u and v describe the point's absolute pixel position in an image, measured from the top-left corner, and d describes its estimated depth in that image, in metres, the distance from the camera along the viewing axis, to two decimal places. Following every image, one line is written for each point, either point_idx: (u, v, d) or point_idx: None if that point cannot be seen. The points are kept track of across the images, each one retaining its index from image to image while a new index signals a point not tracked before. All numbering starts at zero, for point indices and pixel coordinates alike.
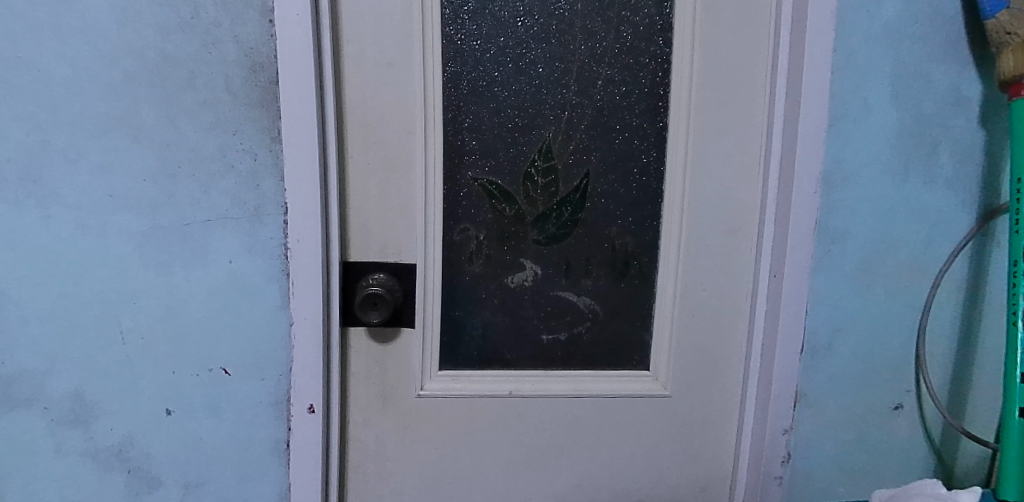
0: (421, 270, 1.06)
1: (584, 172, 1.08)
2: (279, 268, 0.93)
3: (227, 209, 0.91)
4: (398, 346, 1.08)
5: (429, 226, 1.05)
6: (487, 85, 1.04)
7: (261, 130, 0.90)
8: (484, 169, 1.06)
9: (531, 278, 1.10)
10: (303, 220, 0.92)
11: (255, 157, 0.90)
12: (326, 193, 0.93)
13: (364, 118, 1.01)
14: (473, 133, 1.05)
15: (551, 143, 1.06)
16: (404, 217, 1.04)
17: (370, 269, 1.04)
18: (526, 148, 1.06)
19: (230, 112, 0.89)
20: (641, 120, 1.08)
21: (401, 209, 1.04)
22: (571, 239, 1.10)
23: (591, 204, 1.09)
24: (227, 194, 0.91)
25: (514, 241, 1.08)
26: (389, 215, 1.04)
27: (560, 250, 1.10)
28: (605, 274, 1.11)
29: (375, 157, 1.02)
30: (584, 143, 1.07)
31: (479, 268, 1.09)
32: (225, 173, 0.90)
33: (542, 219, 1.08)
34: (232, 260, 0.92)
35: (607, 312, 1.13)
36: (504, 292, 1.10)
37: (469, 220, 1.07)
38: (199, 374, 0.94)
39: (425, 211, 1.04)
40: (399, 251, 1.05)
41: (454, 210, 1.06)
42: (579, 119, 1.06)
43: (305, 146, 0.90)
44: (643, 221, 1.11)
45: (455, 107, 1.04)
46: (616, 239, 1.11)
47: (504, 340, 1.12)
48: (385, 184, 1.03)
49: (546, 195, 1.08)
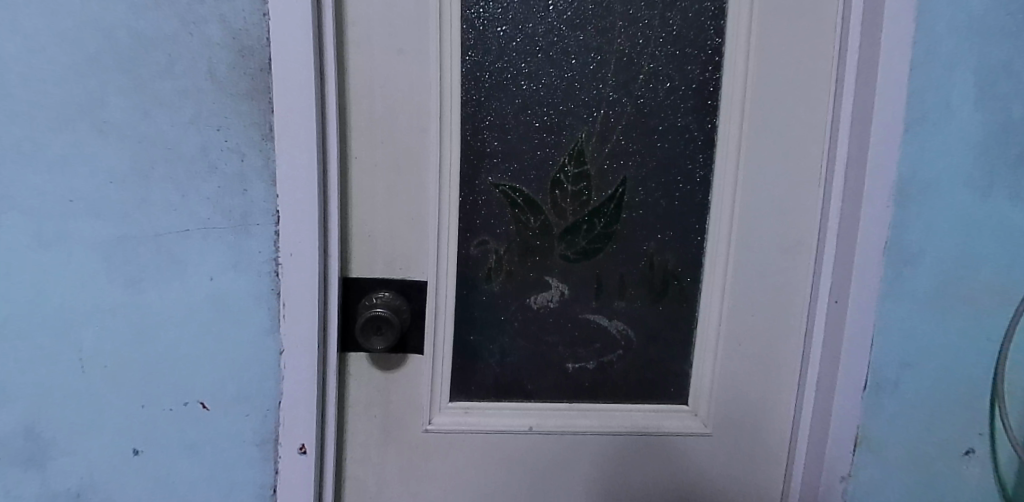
0: (433, 289, 0.92)
1: (620, 179, 0.94)
2: (268, 287, 0.80)
3: (208, 217, 0.78)
4: (405, 374, 0.94)
5: (441, 239, 0.92)
6: (512, 78, 0.90)
7: (249, 125, 0.77)
8: (507, 174, 0.92)
9: (557, 299, 0.97)
10: (296, 232, 0.78)
11: (241, 157, 0.77)
12: (326, 202, 0.80)
13: (371, 114, 0.87)
14: (496, 133, 0.91)
15: (584, 145, 0.93)
16: (415, 228, 0.91)
17: (374, 286, 0.91)
18: (555, 152, 0.93)
19: (213, 102, 0.76)
20: (688, 121, 0.94)
21: (411, 220, 0.91)
22: (604, 254, 0.96)
23: (627, 215, 0.95)
24: (209, 201, 0.77)
25: (538, 256, 0.95)
26: (397, 224, 0.91)
27: (591, 266, 0.96)
28: (641, 295, 0.98)
29: (382, 159, 0.89)
30: (621, 146, 0.93)
31: (498, 287, 0.95)
32: (208, 176, 0.77)
33: (571, 232, 0.95)
34: (213, 278, 0.79)
35: (642, 339, 0.99)
36: (526, 315, 0.97)
37: (488, 232, 0.94)
38: (174, 409, 0.81)
39: (438, 223, 0.91)
40: (407, 267, 0.92)
41: (471, 219, 0.93)
42: (617, 117, 0.93)
43: (303, 146, 0.77)
44: (686, 237, 0.97)
45: (475, 102, 0.90)
46: (656, 256, 0.97)
47: (525, 368, 0.98)
48: (393, 189, 0.89)
49: (577, 205, 0.94)
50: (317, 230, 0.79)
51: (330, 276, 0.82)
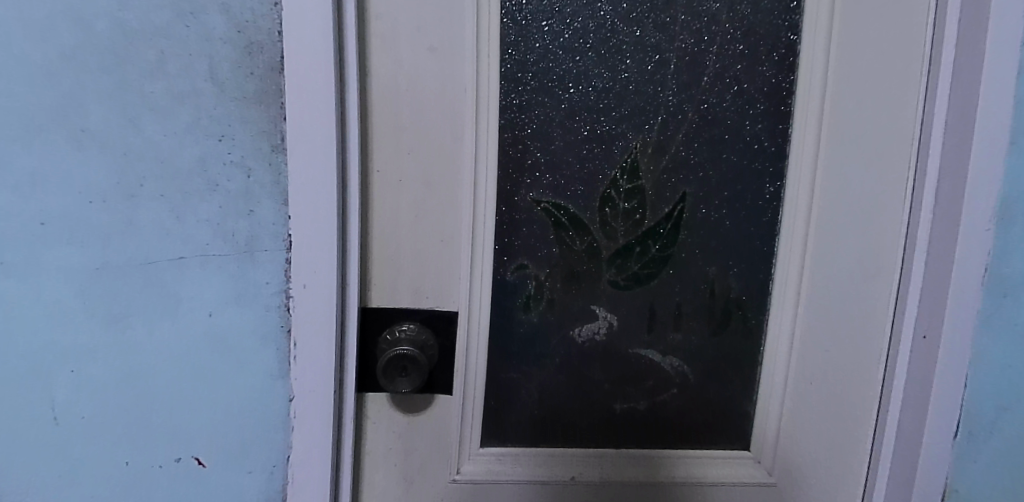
0: (465, 320, 0.81)
1: (679, 195, 0.82)
2: (277, 323, 0.68)
3: (208, 243, 0.66)
4: (431, 417, 0.83)
5: (475, 264, 0.80)
6: (558, 80, 0.78)
7: (257, 134, 0.65)
8: (550, 189, 0.80)
9: (605, 332, 0.85)
10: (311, 260, 0.67)
11: (248, 172, 0.65)
12: (346, 224, 0.68)
13: (397, 120, 0.76)
14: (539, 143, 0.79)
15: (639, 157, 0.81)
16: (446, 252, 0.79)
17: (398, 317, 0.80)
18: (606, 164, 0.81)
19: (215, 107, 0.64)
20: (758, 130, 0.82)
21: (440, 242, 0.79)
22: (659, 281, 0.84)
23: (687, 237, 0.83)
24: (209, 223, 0.65)
25: (584, 283, 0.83)
26: (426, 247, 0.79)
27: (645, 295, 0.84)
28: (699, 327, 0.86)
29: (409, 172, 0.77)
30: (681, 157, 0.81)
31: (538, 318, 0.84)
32: (208, 194, 0.65)
33: (622, 255, 0.83)
34: (213, 313, 0.67)
35: (699, 377, 0.87)
36: (569, 350, 0.85)
37: (528, 255, 0.82)
38: (164, 466, 0.70)
39: (472, 245, 0.79)
40: (436, 295, 0.80)
41: (508, 240, 0.81)
42: (677, 125, 0.80)
43: (320, 160, 0.65)
44: (752, 261, 0.85)
45: (515, 107, 0.78)
46: (717, 282, 0.85)
47: (566, 409, 0.86)
48: (421, 207, 0.78)
49: (630, 224, 0.82)
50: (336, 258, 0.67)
51: (348, 311, 0.70)
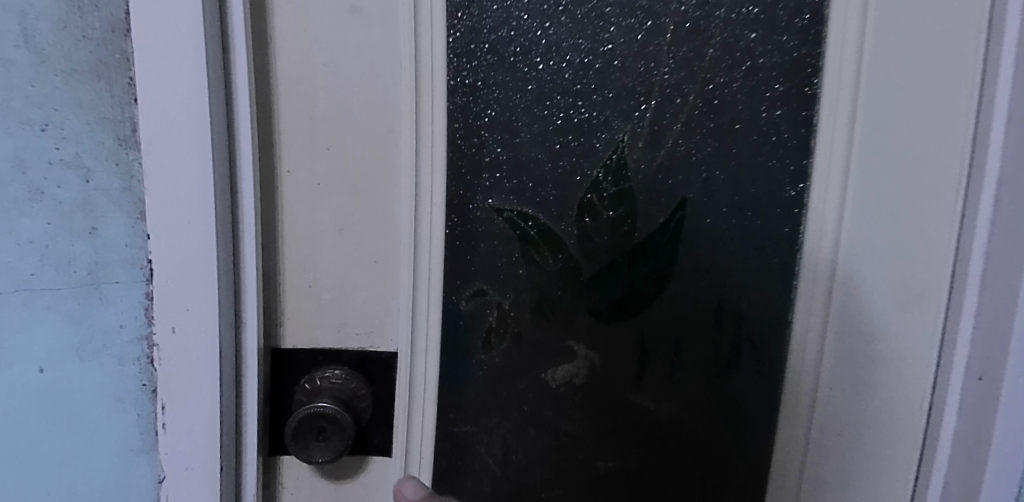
0: (405, 364, 0.63)
1: (677, 199, 0.63)
2: (138, 380, 0.50)
3: (32, 272, 0.47)
4: (369, 478, 0.66)
5: (419, 291, 0.62)
6: (523, 53, 0.60)
7: (96, 123, 0.45)
8: (514, 195, 0.63)
9: (585, 373, 0.67)
10: (178, 298, 0.49)
11: (86, 175, 0.46)
12: (239, 246, 0.51)
13: (311, 107, 0.57)
14: (500, 136, 0.61)
15: (627, 152, 0.62)
16: (381, 276, 0.61)
17: (320, 361, 0.63)
18: (585, 162, 0.62)
19: (31, 84, 0.44)
20: (776, 119, 0.62)
21: (373, 264, 0.61)
22: (650, 309, 0.66)
23: (687, 253, 0.65)
24: (32, 247, 0.47)
25: (557, 313, 0.65)
26: (354, 271, 0.61)
27: (634, 326, 0.66)
28: (700, 368, 0.67)
29: (330, 174, 0.59)
30: (679, 150, 0.63)
31: (502, 356, 0.66)
32: (29, 206, 0.46)
33: (605, 278, 0.65)
34: (45, 369, 0.49)
35: (699, 429, 0.68)
36: (540, 396, 0.67)
37: (487, 277, 0.64)
38: None
39: (413, 268, 0.61)
40: (372, 329, 0.63)
41: (463, 258, 0.64)
42: (674, 111, 0.62)
43: (183, 163, 0.46)
44: (762, 282, 0.65)
45: (467, 89, 0.60)
46: (724, 309, 0.65)
47: (537, 468, 0.69)
48: (346, 220, 0.60)
49: (616, 238, 0.64)
50: (223, 293, 0.49)
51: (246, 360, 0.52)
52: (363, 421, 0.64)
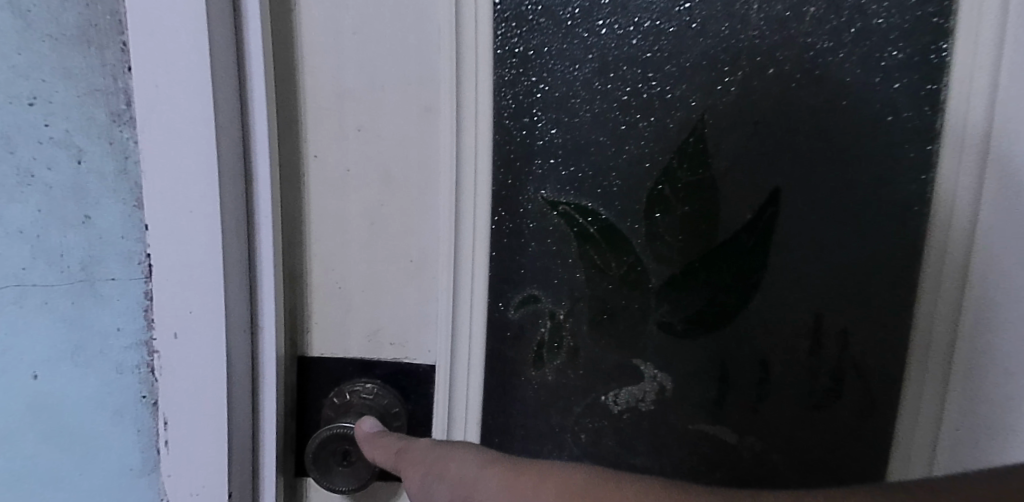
0: (444, 377, 0.55)
1: (768, 193, 0.53)
2: (137, 392, 0.44)
3: (24, 266, 0.42)
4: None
5: (461, 296, 0.53)
6: (582, 15, 0.51)
7: (86, 96, 0.39)
8: (571, 184, 0.53)
9: (655, 399, 0.57)
10: (178, 299, 0.42)
11: (76, 155, 0.40)
12: (253, 241, 0.44)
13: (336, 81, 0.49)
14: (555, 115, 0.52)
15: (709, 137, 0.52)
16: (417, 279, 0.53)
17: (352, 372, 0.55)
18: (655, 147, 0.52)
19: (17, 51, 0.39)
20: (893, 93, 0.50)
21: (408, 264, 0.52)
22: (732, 324, 0.56)
23: (778, 259, 0.54)
24: (22, 236, 0.41)
25: (621, 325, 0.56)
26: (386, 272, 0.52)
27: (713, 345, 0.56)
28: (793, 396, 0.56)
29: (361, 159, 0.51)
30: (770, 133, 0.52)
31: (556, 374, 0.57)
32: (18, 191, 0.41)
33: (679, 286, 0.55)
34: (39, 375, 0.43)
35: (793, 473, 0.58)
36: (599, 422, 0.58)
37: (539, 282, 0.55)
38: None
39: (453, 269, 0.52)
40: (405, 339, 0.54)
41: (510, 259, 0.55)
42: (764, 86, 0.51)
43: (184, 144, 0.40)
44: (871, 298, 0.53)
45: (517, 59, 0.51)
46: (823, 331, 0.55)
47: None
48: (377, 213, 0.51)
49: (691, 238, 0.54)
50: (237, 293, 0.44)
51: (264, 376, 0.46)
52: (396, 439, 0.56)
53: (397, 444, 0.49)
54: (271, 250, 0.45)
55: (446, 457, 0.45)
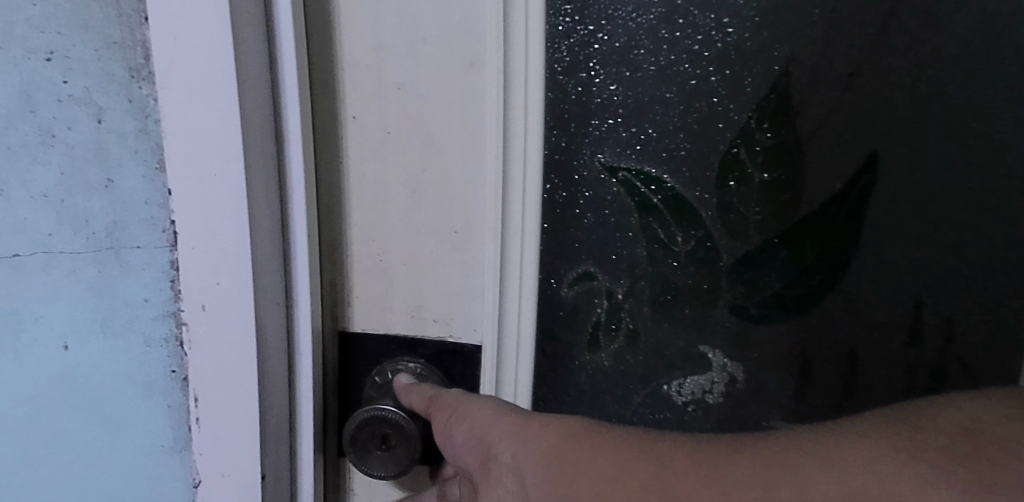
0: (489, 362, 0.49)
1: (863, 163, 0.47)
2: (166, 366, 0.42)
3: (50, 232, 0.40)
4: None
5: (507, 270, 0.47)
6: None
7: (106, 50, 0.37)
8: (632, 147, 0.47)
9: (723, 390, 0.51)
10: (205, 270, 0.40)
11: (98, 115, 0.38)
12: (286, 209, 0.41)
13: (369, 30, 0.44)
14: (615, 69, 0.46)
15: (796, 96, 0.45)
16: (462, 254, 0.47)
17: (394, 351, 0.50)
18: (731, 106, 0.46)
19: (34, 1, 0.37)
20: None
21: (452, 237, 0.47)
22: (818, 311, 0.49)
23: (870, 240, 0.48)
24: (48, 201, 0.40)
25: (687, 308, 0.50)
26: (428, 245, 0.47)
27: (794, 333, 0.50)
28: (883, 396, 0.50)
29: (402, 119, 0.45)
30: (868, 94, 0.45)
31: (612, 359, 0.52)
32: (42, 153, 0.39)
33: (755, 266, 0.49)
34: (70, 345, 0.42)
35: None
36: (660, 414, 0.53)
37: (593, 257, 0.50)
38: None
39: (499, 240, 0.46)
40: (451, 317, 0.49)
41: (562, 231, 0.49)
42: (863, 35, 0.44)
43: (205, 100, 0.37)
44: (977, 284, 0.48)
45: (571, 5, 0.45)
46: (923, 322, 0.49)
47: None
48: (418, 179, 0.46)
49: (772, 212, 0.48)
50: (268, 262, 0.40)
51: (299, 353, 0.43)
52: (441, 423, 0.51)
53: (430, 392, 0.47)
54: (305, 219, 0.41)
55: (465, 404, 0.44)
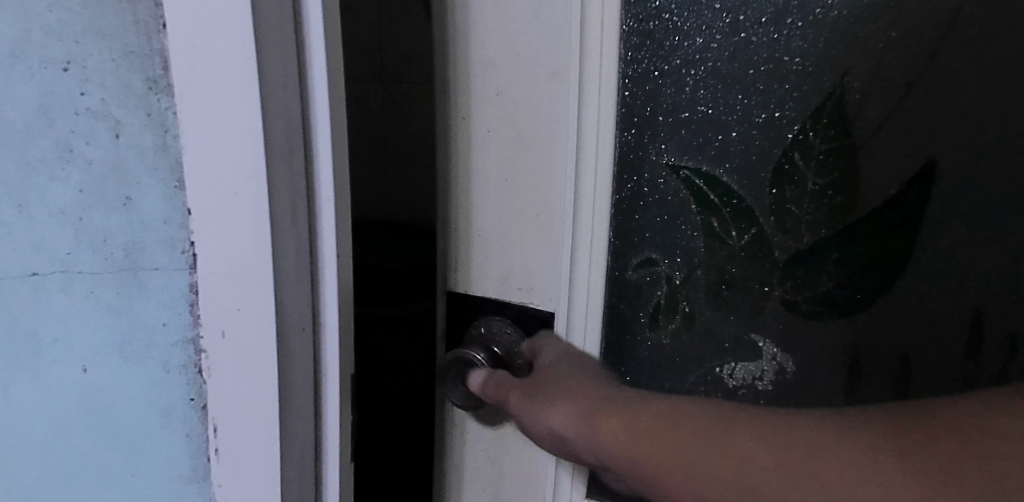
0: None
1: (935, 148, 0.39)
2: (185, 394, 0.40)
3: (69, 251, 0.38)
4: (475, 481, 0.49)
5: (579, 265, 0.42)
6: None
7: (123, 61, 0.35)
8: (696, 147, 0.41)
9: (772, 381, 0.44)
10: (223, 298, 0.37)
11: (115, 129, 0.36)
12: (315, 216, 0.36)
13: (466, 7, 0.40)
14: (684, 62, 0.40)
15: (853, 103, 0.39)
16: (545, 247, 0.42)
17: (485, 313, 0.45)
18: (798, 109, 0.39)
19: (49, 8, 0.34)
20: None
21: (536, 229, 0.42)
22: (872, 326, 0.42)
23: (933, 259, 0.41)
24: (65, 219, 0.38)
25: (737, 302, 0.43)
26: (514, 235, 0.43)
27: (846, 335, 0.43)
28: None
29: (502, 113, 0.41)
30: (936, 94, 0.38)
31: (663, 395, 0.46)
32: (60, 169, 0.37)
33: (804, 259, 0.42)
34: (89, 370, 0.40)
35: None
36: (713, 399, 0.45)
37: (660, 244, 0.43)
38: None
39: (575, 229, 0.41)
40: (533, 300, 0.44)
41: (631, 228, 0.43)
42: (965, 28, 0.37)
43: (222, 118, 0.34)
44: None
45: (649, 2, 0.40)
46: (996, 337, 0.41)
47: None
48: (507, 165, 0.42)
49: (829, 204, 0.41)
50: (294, 282, 0.37)
51: (327, 381, 0.39)
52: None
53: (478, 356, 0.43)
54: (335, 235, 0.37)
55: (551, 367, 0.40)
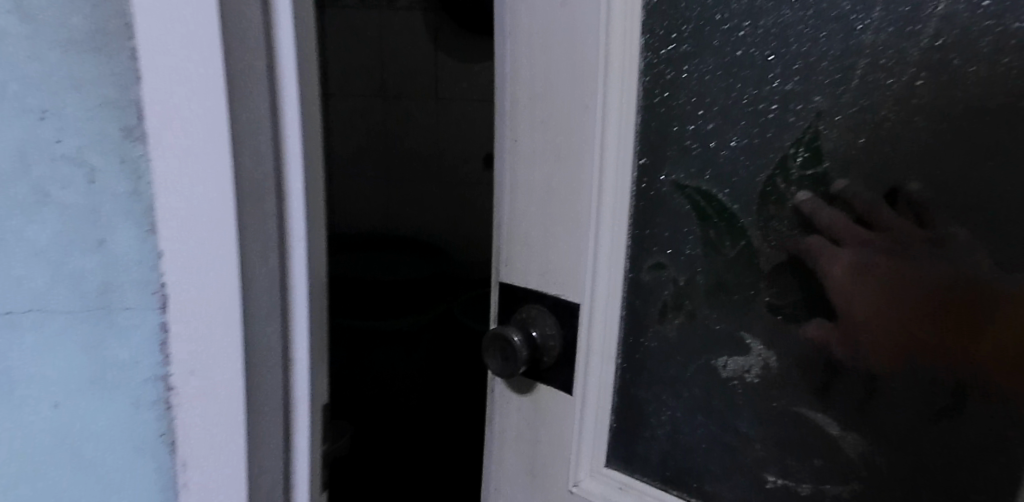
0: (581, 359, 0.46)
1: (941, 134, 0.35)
2: (155, 427, 0.41)
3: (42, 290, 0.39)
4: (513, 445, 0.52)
5: (605, 266, 0.44)
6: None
7: (100, 111, 0.36)
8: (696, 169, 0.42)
9: (759, 376, 0.43)
10: (192, 337, 0.38)
11: (90, 175, 0.37)
12: (285, 246, 0.38)
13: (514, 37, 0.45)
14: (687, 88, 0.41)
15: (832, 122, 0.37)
16: (574, 251, 0.44)
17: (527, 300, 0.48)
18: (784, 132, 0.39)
19: (28, 60, 0.36)
20: None
21: (568, 235, 0.44)
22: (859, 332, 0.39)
23: (938, 281, 0.37)
24: (39, 259, 0.39)
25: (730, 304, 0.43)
26: (551, 240, 0.45)
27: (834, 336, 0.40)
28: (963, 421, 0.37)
29: (543, 130, 0.44)
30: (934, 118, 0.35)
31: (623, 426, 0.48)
32: (36, 212, 0.38)
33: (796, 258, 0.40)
34: (61, 404, 0.41)
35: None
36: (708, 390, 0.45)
37: (671, 249, 0.44)
38: None
39: (599, 232, 0.43)
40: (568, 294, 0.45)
41: (646, 235, 0.45)
42: (955, 57, 0.34)
43: (193, 167, 0.35)
44: None
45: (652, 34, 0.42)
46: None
47: None
48: (547, 174, 0.45)
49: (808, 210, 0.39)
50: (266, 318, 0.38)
51: (296, 405, 0.41)
52: (546, 371, 0.48)
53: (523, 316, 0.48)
54: (305, 260, 0.39)
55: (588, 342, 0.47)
